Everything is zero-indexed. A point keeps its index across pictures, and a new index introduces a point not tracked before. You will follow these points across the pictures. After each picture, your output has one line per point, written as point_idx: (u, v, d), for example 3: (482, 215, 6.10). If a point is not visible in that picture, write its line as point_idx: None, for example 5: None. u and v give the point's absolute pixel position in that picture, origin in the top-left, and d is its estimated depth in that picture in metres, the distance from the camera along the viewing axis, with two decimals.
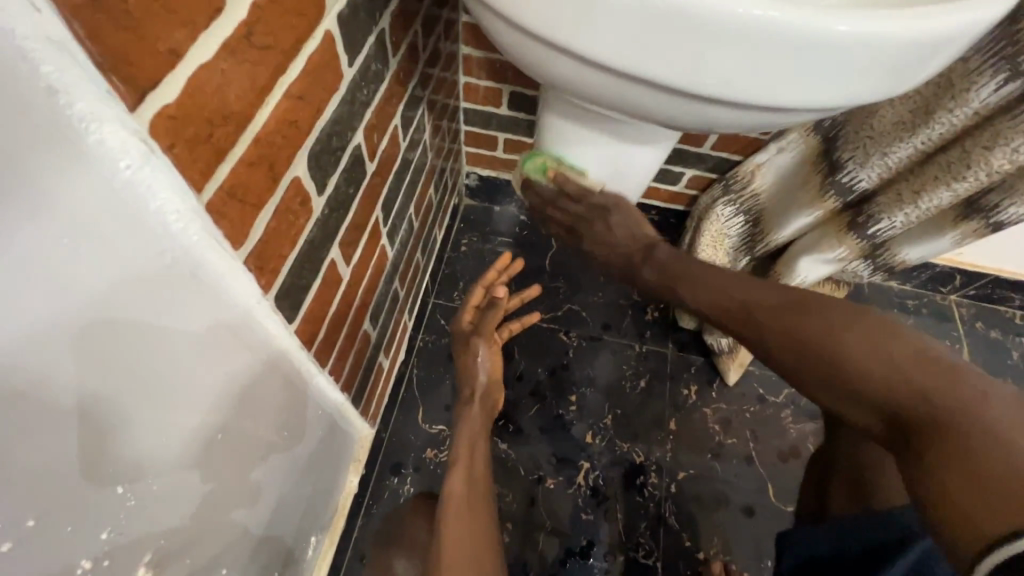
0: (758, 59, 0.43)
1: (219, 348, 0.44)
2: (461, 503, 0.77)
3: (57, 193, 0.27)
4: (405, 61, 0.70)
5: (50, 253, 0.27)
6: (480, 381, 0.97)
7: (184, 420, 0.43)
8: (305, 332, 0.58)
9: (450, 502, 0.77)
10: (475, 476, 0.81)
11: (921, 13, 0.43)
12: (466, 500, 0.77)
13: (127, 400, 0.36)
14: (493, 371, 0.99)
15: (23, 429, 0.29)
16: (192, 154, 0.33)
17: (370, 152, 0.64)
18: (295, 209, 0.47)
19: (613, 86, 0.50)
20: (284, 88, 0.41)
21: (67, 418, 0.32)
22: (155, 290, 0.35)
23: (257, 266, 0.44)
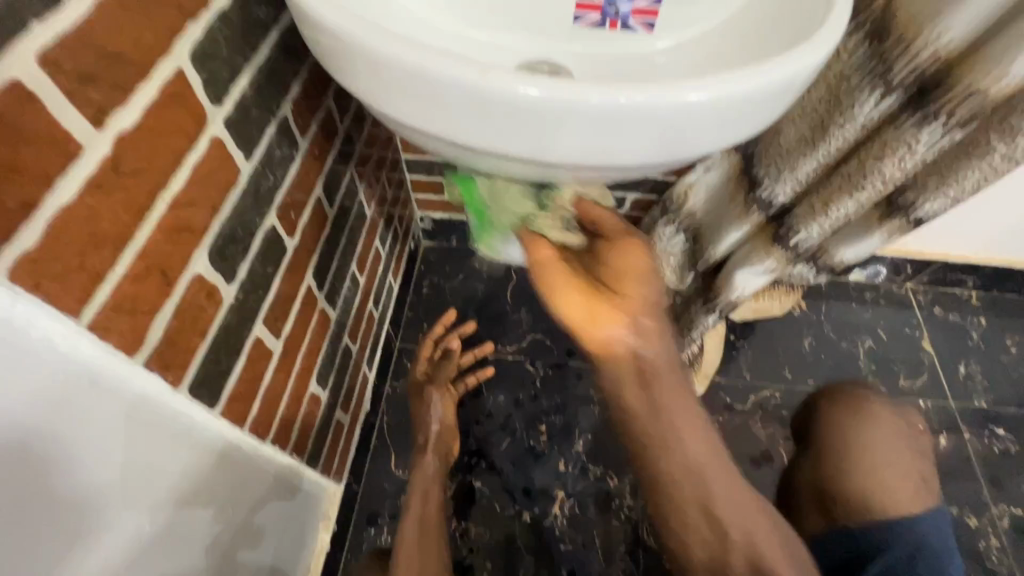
0: (607, 129, 0.47)
1: (141, 446, 0.46)
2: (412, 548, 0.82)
3: None
4: (320, 135, 0.74)
5: None
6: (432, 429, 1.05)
7: (108, 522, 0.45)
8: (234, 411, 0.60)
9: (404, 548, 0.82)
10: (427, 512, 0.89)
11: (752, 70, 0.48)
12: (416, 545, 0.83)
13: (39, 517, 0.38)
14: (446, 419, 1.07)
15: None
16: (62, 286, 0.36)
17: (289, 230, 0.67)
18: (200, 302, 0.50)
19: (491, 159, 0.55)
20: (169, 200, 0.44)
21: None
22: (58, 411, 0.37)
23: (161, 365, 0.47)
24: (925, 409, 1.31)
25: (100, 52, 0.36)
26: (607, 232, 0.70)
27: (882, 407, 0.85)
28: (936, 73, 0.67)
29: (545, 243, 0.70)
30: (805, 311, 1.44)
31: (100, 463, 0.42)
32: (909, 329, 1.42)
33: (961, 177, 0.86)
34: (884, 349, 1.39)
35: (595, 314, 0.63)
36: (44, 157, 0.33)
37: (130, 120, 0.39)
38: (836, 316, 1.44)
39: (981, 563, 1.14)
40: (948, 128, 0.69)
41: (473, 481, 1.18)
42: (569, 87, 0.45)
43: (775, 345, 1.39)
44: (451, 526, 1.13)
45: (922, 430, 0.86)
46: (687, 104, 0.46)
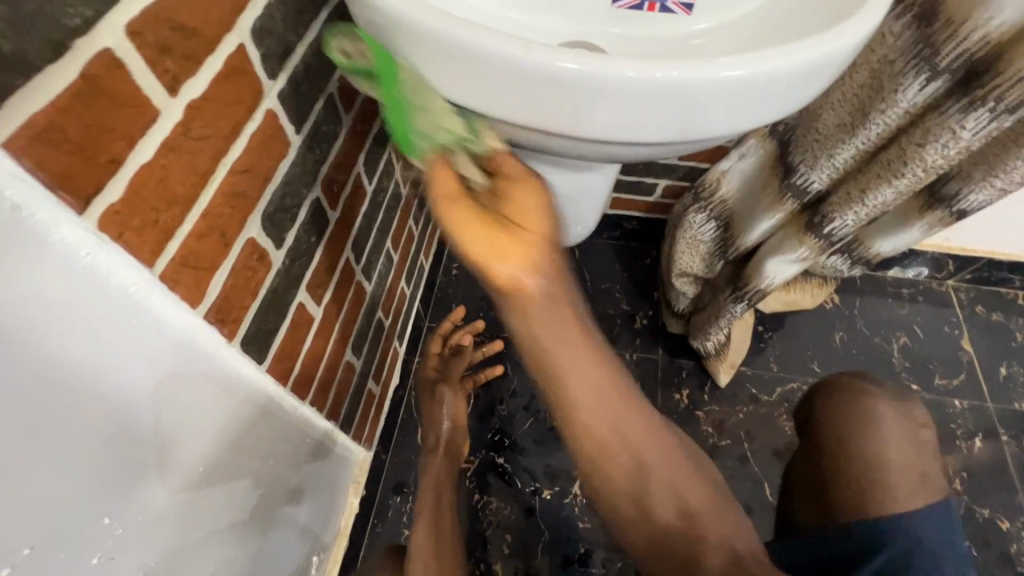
0: (643, 105, 0.49)
1: (191, 391, 0.51)
2: (426, 545, 0.89)
3: (23, 282, 0.33)
4: (362, 114, 0.77)
5: (21, 333, 0.33)
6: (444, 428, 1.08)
7: (162, 457, 0.49)
8: (278, 370, 0.64)
9: (418, 546, 0.89)
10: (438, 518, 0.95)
11: (790, 48, 0.48)
12: (430, 542, 0.89)
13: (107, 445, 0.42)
14: (457, 418, 1.09)
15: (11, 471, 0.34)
16: (140, 238, 0.39)
17: (332, 203, 0.70)
18: (253, 264, 0.54)
19: (526, 135, 0.56)
20: (228, 166, 0.48)
21: (51, 461, 0.37)
22: (122, 349, 0.41)
23: (218, 319, 0.51)
24: (960, 410, 1.27)
25: (177, 25, 0.39)
26: (507, 174, 0.57)
27: (886, 400, 0.85)
28: (985, 56, 0.65)
29: (454, 178, 0.56)
30: (838, 305, 1.41)
31: (160, 401, 0.47)
32: (948, 327, 1.38)
33: (1010, 167, 0.83)
34: (920, 347, 1.35)
35: (502, 247, 0.51)
36: (128, 119, 0.36)
37: (199, 89, 0.42)
38: (870, 311, 1.40)
39: (1012, 567, 1.12)
40: (995, 114, 0.67)
41: (496, 457, 1.21)
42: (607, 64, 0.47)
43: (805, 338, 1.37)
44: (474, 499, 1.17)
45: (925, 424, 0.85)
46: (723, 81, 0.47)
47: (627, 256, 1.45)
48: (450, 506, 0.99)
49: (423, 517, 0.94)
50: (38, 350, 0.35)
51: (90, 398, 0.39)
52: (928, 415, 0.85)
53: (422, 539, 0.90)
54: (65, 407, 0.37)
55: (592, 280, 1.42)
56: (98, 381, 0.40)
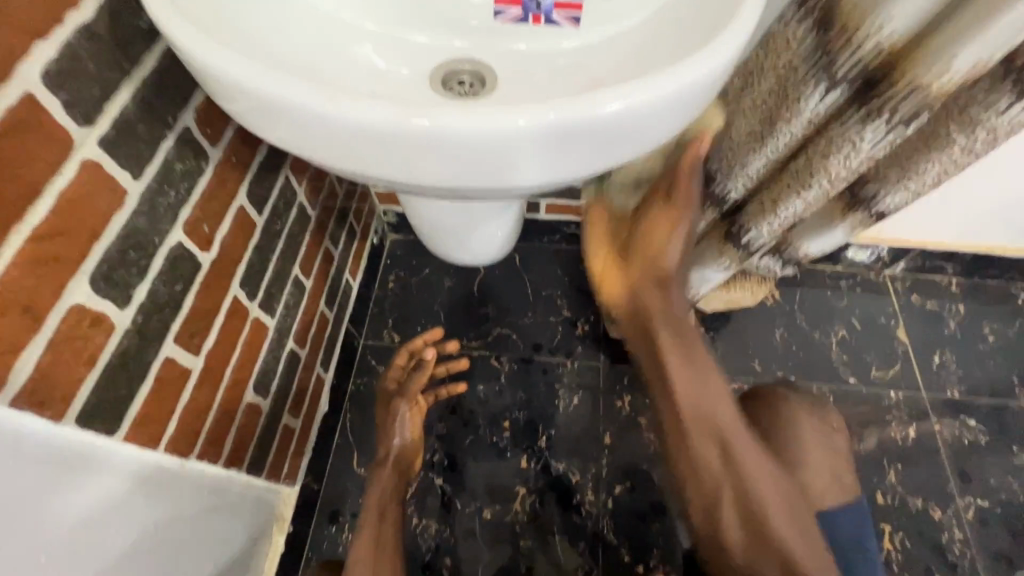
0: (498, 153, 0.45)
1: (39, 482, 0.44)
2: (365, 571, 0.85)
3: None
4: (240, 141, 0.71)
5: None
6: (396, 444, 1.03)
7: (15, 562, 0.42)
8: (144, 434, 0.59)
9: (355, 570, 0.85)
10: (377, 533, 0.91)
11: (648, 80, 0.45)
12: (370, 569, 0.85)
13: None
14: (411, 435, 1.05)
15: None
16: None
17: (202, 244, 0.65)
18: (83, 331, 0.49)
19: (391, 184, 0.52)
20: (24, 233, 0.42)
21: None
22: None
23: (36, 401, 0.45)
24: (896, 401, 1.29)
25: None
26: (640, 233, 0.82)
27: (800, 406, 0.87)
28: (880, 66, 0.62)
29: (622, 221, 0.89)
30: (779, 300, 1.41)
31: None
32: (884, 318, 1.39)
33: (922, 170, 0.81)
34: (858, 340, 1.36)
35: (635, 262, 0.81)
36: None
37: None
38: (810, 305, 1.41)
39: (943, 556, 1.14)
40: (891, 126, 0.65)
41: (435, 479, 1.18)
42: (447, 115, 0.43)
43: (746, 337, 1.37)
44: (412, 523, 1.14)
45: (839, 427, 0.88)
46: (578, 122, 0.44)
47: (568, 261, 1.43)
48: (396, 527, 0.94)
49: (363, 540, 0.89)
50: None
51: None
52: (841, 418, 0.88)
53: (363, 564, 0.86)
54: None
55: (533, 288, 1.40)
56: None
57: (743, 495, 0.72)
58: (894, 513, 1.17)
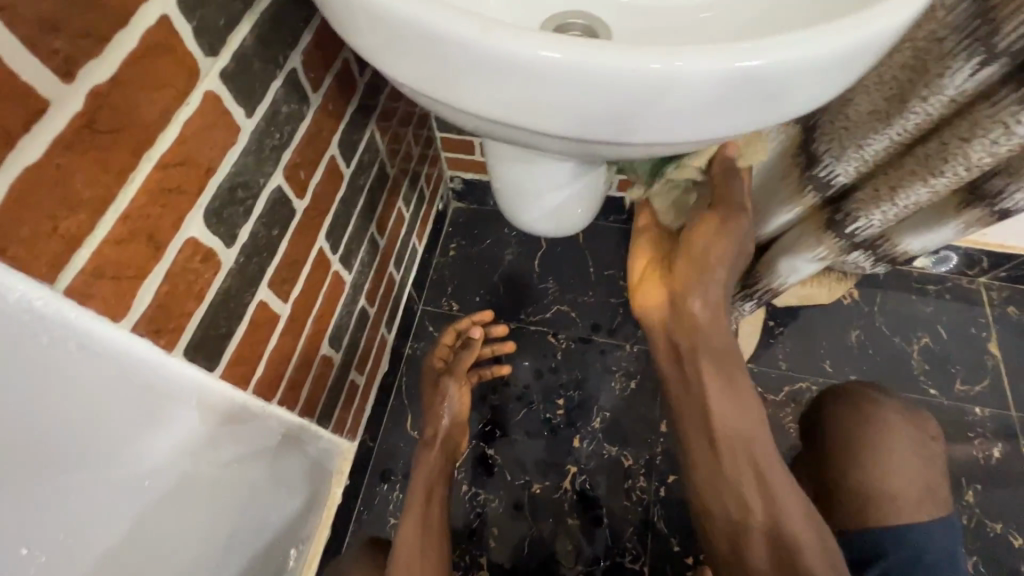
0: (633, 100, 0.42)
1: (138, 404, 0.46)
2: (413, 554, 0.86)
3: None
4: (336, 90, 0.70)
5: None
6: (444, 423, 1.02)
7: (106, 475, 0.45)
8: (236, 373, 0.60)
9: (403, 550, 0.86)
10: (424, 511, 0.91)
11: (809, 33, 0.41)
12: (420, 553, 0.86)
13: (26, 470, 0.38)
14: (458, 414, 1.03)
15: None
16: (34, 251, 0.34)
17: (298, 190, 0.64)
18: (195, 266, 0.49)
19: (500, 129, 0.49)
20: (154, 160, 0.42)
21: None
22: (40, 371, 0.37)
23: (151, 329, 0.46)
24: (980, 417, 1.20)
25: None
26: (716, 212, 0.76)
27: (896, 414, 0.81)
28: None
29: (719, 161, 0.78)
30: (858, 300, 1.32)
31: (92, 423, 0.42)
32: (975, 329, 1.29)
33: None
34: (942, 350, 1.27)
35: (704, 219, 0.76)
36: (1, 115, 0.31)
37: (106, 73, 0.36)
38: (892, 308, 1.31)
39: None
40: None
41: (486, 449, 1.18)
42: (590, 50, 0.39)
43: (818, 336, 1.29)
44: (461, 489, 1.15)
45: (937, 438, 0.81)
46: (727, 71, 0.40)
47: None
48: (441, 506, 0.95)
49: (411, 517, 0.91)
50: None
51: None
52: (938, 428, 0.82)
53: (409, 545, 0.87)
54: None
55: (595, 267, 1.36)
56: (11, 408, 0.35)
57: (768, 500, 0.74)
58: (969, 535, 1.10)
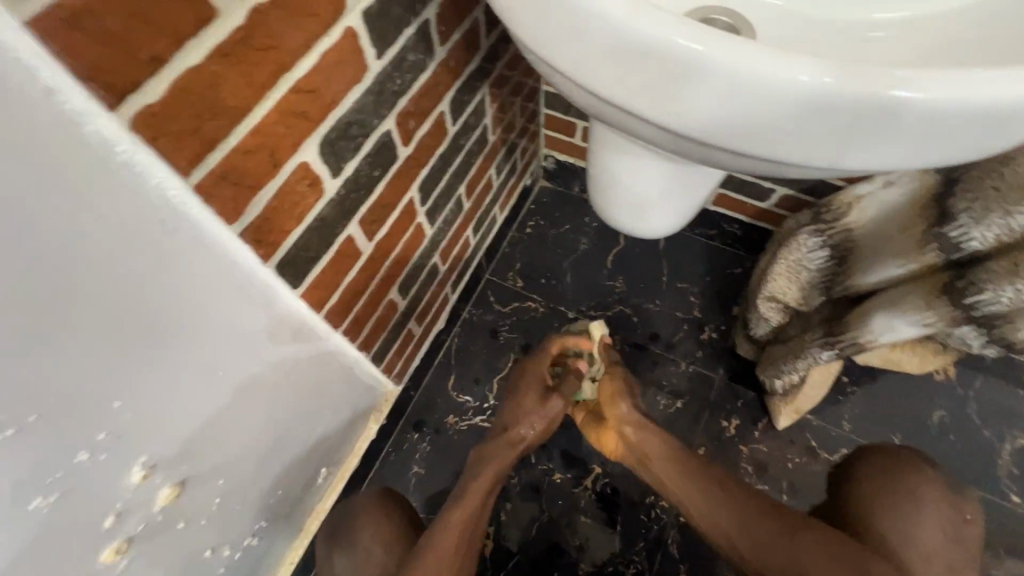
0: (766, 109, 0.39)
1: (225, 303, 0.50)
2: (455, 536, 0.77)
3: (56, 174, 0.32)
4: (460, 46, 0.70)
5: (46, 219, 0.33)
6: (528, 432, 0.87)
7: (186, 359, 0.50)
8: (313, 298, 0.63)
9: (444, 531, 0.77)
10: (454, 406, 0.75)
11: (984, 78, 0.36)
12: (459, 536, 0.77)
13: (125, 335, 0.43)
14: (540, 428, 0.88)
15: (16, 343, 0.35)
16: (178, 146, 0.38)
17: (403, 138, 0.66)
18: (302, 189, 0.52)
19: (617, 114, 0.47)
20: (291, 83, 0.44)
21: (68, 334, 0.38)
22: (153, 252, 0.41)
23: (254, 239, 0.49)
24: None
25: None
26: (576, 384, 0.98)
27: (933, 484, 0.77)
28: None
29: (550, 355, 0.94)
30: (952, 380, 1.19)
31: (184, 310, 0.46)
32: None
33: None
34: None
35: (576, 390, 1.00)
36: (179, 15, 0.33)
37: None
38: (990, 398, 1.18)
39: None
40: None
41: None
42: (732, 50, 0.37)
43: (894, 406, 1.19)
44: None
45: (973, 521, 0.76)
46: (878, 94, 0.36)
47: (714, 261, 1.32)
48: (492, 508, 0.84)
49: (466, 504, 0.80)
50: (54, 238, 0.34)
51: (105, 293, 0.39)
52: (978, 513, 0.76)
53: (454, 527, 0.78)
54: (79, 297, 0.38)
55: (669, 277, 1.31)
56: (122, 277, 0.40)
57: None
58: None
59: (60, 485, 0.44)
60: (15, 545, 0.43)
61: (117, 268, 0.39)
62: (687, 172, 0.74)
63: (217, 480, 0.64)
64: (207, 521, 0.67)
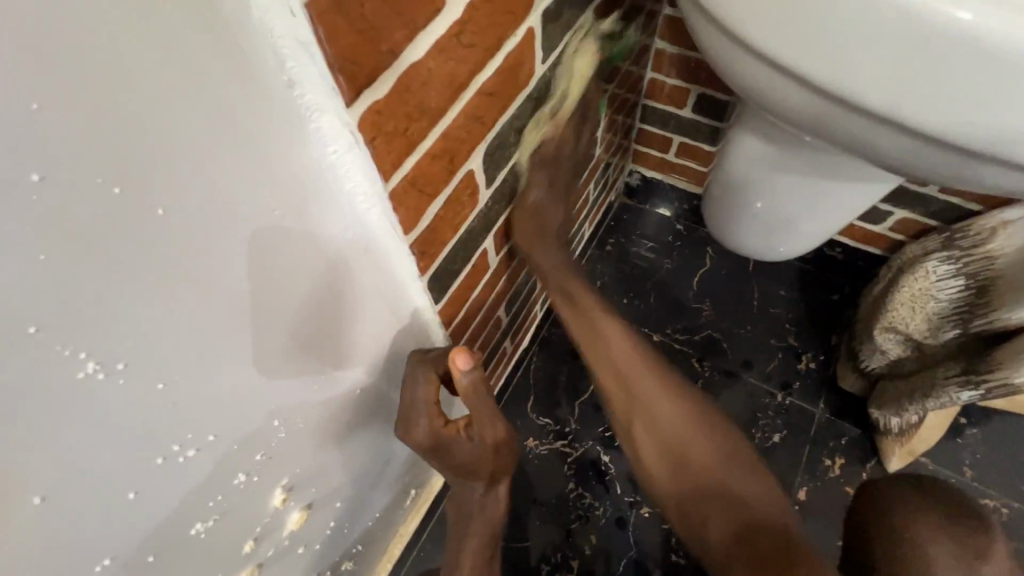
0: (903, 64, 0.37)
1: (372, 312, 0.47)
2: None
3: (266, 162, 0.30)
4: (597, 55, 0.67)
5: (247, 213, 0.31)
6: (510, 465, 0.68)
7: (333, 369, 0.47)
8: (446, 314, 0.60)
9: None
10: (501, 448, 0.62)
11: None
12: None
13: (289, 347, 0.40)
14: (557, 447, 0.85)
15: (200, 358, 0.33)
16: (387, 147, 0.35)
17: (541, 148, 0.62)
18: (463, 199, 0.48)
19: (844, 112, 0.44)
20: (479, 85, 0.41)
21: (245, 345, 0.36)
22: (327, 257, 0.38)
23: (420, 251, 0.46)
24: None
25: None
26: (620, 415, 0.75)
27: None
28: None
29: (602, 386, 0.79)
30: None
31: (345, 314, 0.44)
32: None
33: None
34: None
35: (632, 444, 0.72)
36: (417, 4, 0.30)
37: None
38: None
39: None
40: None
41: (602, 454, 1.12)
42: None
43: (1022, 453, 1.08)
44: (567, 488, 1.09)
45: None
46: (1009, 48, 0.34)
47: (811, 285, 1.24)
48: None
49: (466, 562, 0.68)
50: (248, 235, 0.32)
51: (279, 301, 0.37)
52: None
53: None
54: (258, 306, 0.35)
55: (760, 300, 1.24)
56: (292, 285, 0.37)
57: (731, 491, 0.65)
58: None
59: (217, 509, 0.42)
60: (166, 571, 0.41)
61: (296, 271, 0.36)
62: (829, 195, 0.70)
63: (335, 503, 0.60)
64: (318, 546, 0.63)
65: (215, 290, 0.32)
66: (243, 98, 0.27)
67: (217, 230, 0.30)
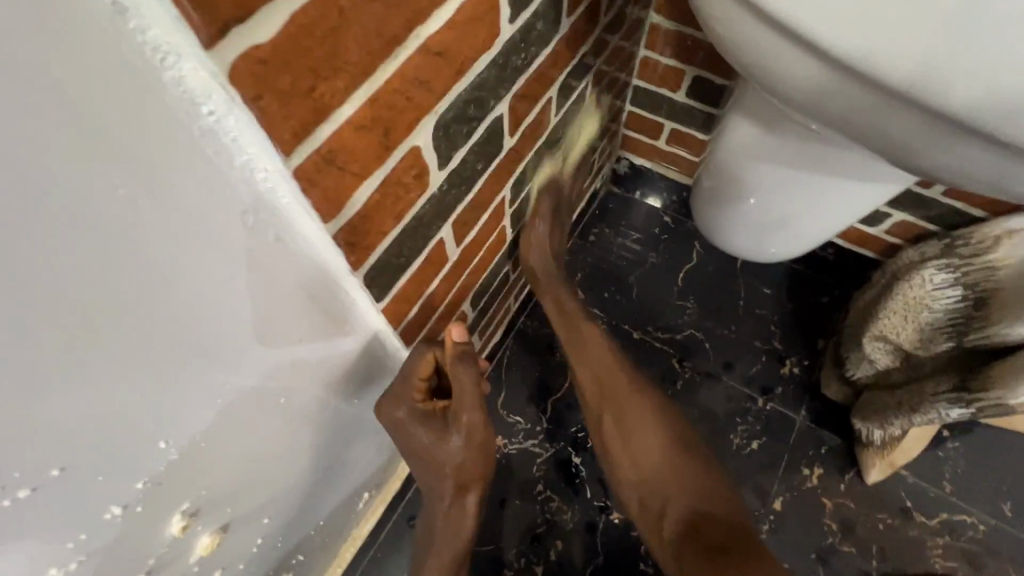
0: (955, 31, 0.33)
1: (295, 315, 0.40)
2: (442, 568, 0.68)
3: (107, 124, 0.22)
4: (581, 22, 0.59)
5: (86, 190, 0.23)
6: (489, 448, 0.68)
7: (247, 380, 0.39)
8: (393, 313, 0.52)
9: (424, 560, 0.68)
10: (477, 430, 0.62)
11: None
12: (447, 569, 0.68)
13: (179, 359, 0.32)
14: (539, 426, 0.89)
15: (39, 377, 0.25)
16: (284, 110, 0.27)
17: (512, 126, 0.54)
18: (407, 182, 0.41)
19: (869, 97, 0.39)
20: (421, 41, 0.33)
21: (110, 357, 0.28)
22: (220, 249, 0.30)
23: (349, 241, 0.38)
24: None
25: None
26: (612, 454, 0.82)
27: None
28: None
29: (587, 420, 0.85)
30: None
31: (256, 315, 0.36)
32: None
33: None
34: None
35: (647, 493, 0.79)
36: None
37: None
38: None
39: None
40: None
41: (573, 455, 1.06)
42: None
43: (1003, 468, 1.05)
44: (535, 490, 1.04)
45: None
46: None
47: (800, 286, 1.18)
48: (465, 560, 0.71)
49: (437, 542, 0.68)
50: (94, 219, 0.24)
51: (152, 306, 0.29)
52: None
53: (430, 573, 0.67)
54: (122, 310, 0.27)
55: (747, 300, 1.18)
56: (172, 283, 0.29)
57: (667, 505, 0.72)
58: None
59: (81, 550, 0.35)
60: None
61: (176, 268, 0.29)
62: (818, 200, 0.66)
63: (262, 519, 0.54)
64: (243, 566, 0.56)
65: (46, 296, 0.24)
66: (51, 26, 0.19)
67: (35, 218, 0.22)
